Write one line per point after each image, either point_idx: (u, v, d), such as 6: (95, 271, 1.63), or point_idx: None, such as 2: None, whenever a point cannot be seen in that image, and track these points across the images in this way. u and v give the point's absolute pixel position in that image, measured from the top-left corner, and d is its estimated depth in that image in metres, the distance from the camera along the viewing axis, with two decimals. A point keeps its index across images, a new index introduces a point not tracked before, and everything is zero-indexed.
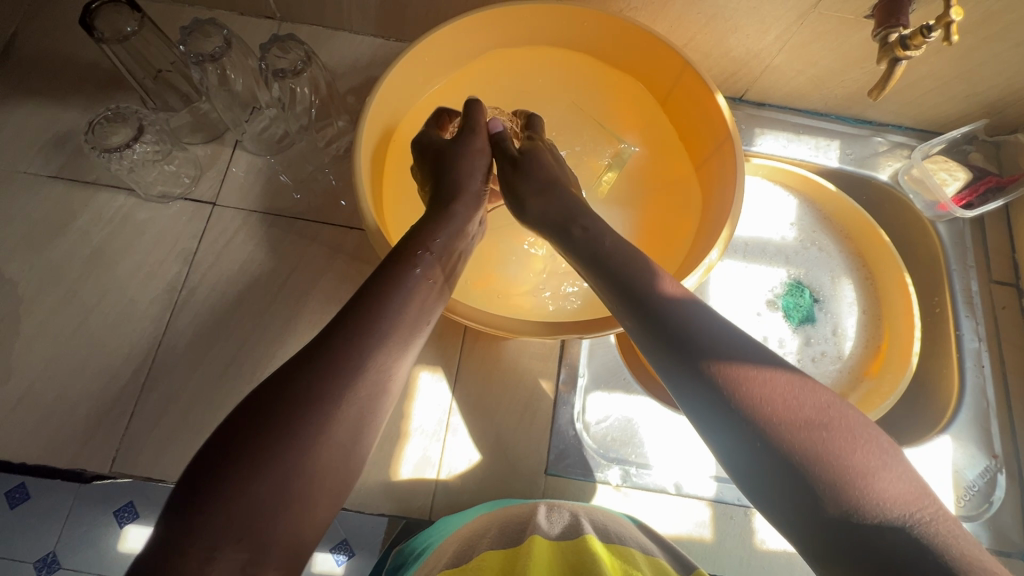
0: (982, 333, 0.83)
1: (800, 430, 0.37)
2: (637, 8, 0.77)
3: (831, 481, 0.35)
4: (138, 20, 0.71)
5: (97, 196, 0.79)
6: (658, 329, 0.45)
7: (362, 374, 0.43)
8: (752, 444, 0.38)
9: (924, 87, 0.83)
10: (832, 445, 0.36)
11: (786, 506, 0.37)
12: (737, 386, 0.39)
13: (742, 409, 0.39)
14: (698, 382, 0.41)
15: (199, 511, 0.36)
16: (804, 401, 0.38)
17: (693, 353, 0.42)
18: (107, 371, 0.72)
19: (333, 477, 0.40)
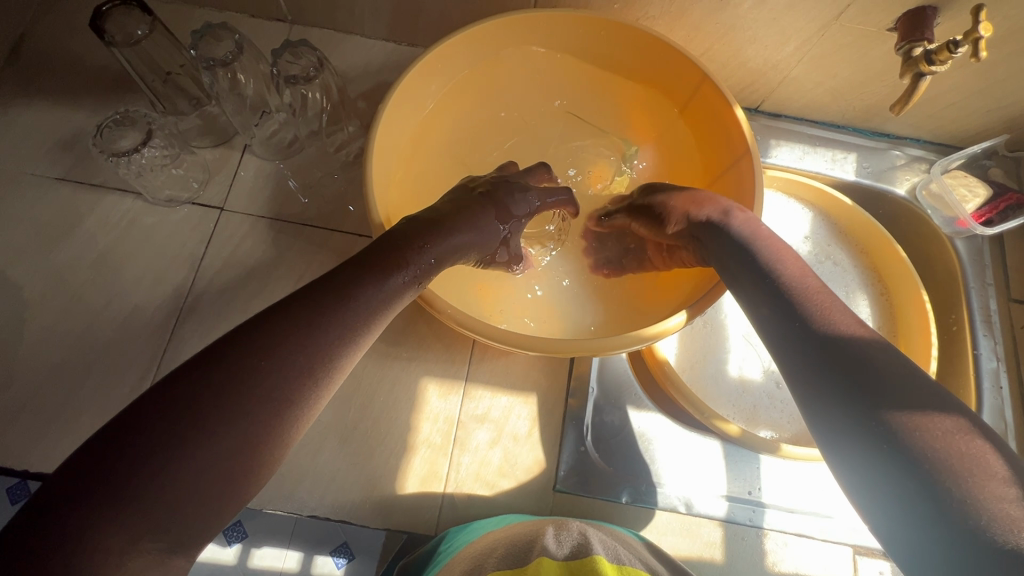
0: (1001, 352, 0.81)
1: (929, 461, 0.37)
2: (654, 17, 0.76)
3: (958, 512, 0.35)
4: (150, 23, 0.70)
5: (103, 199, 0.78)
6: (828, 364, 0.45)
7: (291, 380, 0.41)
8: (904, 485, 0.38)
9: (946, 101, 0.81)
10: (951, 479, 0.36)
11: (924, 548, 0.36)
12: (907, 422, 0.39)
13: (907, 449, 0.38)
14: (844, 405, 0.43)
15: (80, 509, 0.33)
16: (977, 450, 0.37)
17: (864, 383, 0.42)
18: (112, 379, 0.71)
19: (237, 467, 0.38)
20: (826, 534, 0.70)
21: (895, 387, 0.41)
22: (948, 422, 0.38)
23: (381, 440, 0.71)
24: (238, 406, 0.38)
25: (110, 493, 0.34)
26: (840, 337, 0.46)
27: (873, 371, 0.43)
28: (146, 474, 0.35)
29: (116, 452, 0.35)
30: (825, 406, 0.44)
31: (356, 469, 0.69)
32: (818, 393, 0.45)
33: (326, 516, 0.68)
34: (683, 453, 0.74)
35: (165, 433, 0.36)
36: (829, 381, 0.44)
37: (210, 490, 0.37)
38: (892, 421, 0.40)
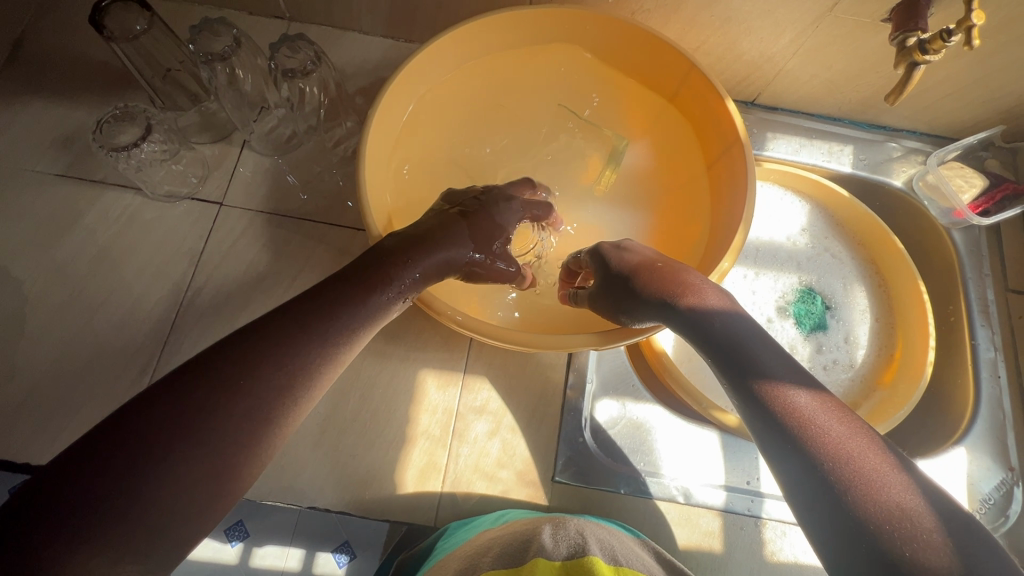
0: (999, 342, 0.81)
1: (807, 438, 0.39)
2: (650, 10, 0.76)
3: (828, 484, 0.37)
4: (148, 19, 0.70)
5: (103, 195, 0.78)
6: (718, 352, 0.47)
7: (278, 384, 0.42)
8: (785, 459, 0.40)
9: (942, 92, 0.82)
10: (824, 455, 0.38)
11: (808, 525, 0.38)
12: (771, 394, 0.43)
13: (781, 421, 0.41)
14: (740, 395, 0.45)
15: (72, 517, 0.34)
16: (838, 418, 0.40)
17: (737, 363, 0.46)
18: (112, 373, 0.72)
19: (219, 485, 0.39)
20: None
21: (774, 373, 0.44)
22: (821, 403, 0.41)
23: (380, 433, 0.71)
24: (220, 421, 0.40)
25: (104, 499, 0.35)
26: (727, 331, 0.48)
27: (745, 351, 0.46)
28: (136, 486, 0.36)
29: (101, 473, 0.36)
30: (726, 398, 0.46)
31: (356, 461, 0.70)
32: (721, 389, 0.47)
33: (325, 509, 0.68)
34: (682, 444, 0.74)
35: (150, 441, 0.37)
36: (725, 374, 0.46)
37: (195, 498, 0.38)
38: (760, 394, 0.43)
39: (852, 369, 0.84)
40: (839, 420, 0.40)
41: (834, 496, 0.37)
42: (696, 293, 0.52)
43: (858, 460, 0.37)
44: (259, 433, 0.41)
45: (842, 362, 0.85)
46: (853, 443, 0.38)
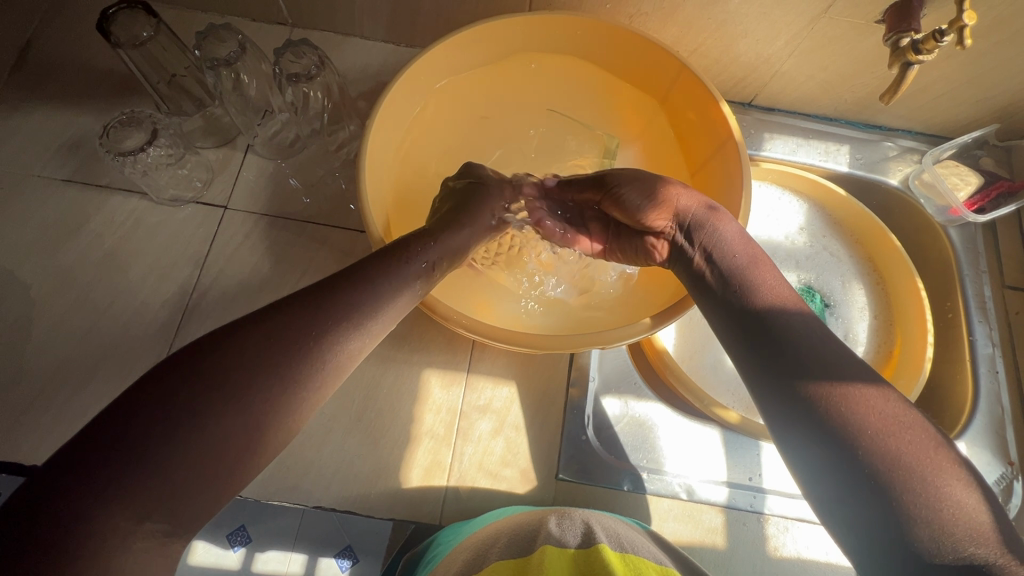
0: (996, 338, 0.82)
1: (870, 441, 0.41)
2: (647, 13, 0.77)
3: (891, 488, 0.40)
4: (154, 26, 0.72)
5: (109, 199, 0.79)
6: (772, 349, 0.48)
7: (289, 370, 0.42)
8: (845, 463, 0.42)
9: (935, 91, 0.83)
10: (886, 458, 0.40)
11: (863, 524, 0.41)
12: (843, 400, 0.43)
13: (852, 430, 0.42)
14: (797, 396, 0.45)
15: (85, 484, 0.35)
16: (906, 427, 0.42)
17: (803, 365, 0.46)
18: (119, 375, 0.72)
19: (232, 461, 0.39)
20: None
21: (832, 371, 0.45)
22: (881, 401, 0.43)
23: (385, 432, 0.71)
24: (231, 399, 0.39)
25: (115, 471, 0.35)
26: (781, 326, 0.48)
27: (811, 353, 0.46)
28: (150, 460, 0.36)
29: (113, 449, 0.36)
30: (778, 396, 0.46)
31: (360, 459, 0.70)
32: (771, 386, 0.47)
33: (331, 508, 0.68)
34: (684, 441, 0.74)
35: (164, 414, 0.38)
36: (781, 374, 0.46)
37: (207, 476, 0.38)
38: (829, 399, 0.44)
39: None
40: (909, 427, 0.42)
41: (905, 505, 0.39)
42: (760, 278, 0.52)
43: (919, 462, 0.40)
44: (271, 414, 0.41)
45: None
46: (917, 445, 0.41)
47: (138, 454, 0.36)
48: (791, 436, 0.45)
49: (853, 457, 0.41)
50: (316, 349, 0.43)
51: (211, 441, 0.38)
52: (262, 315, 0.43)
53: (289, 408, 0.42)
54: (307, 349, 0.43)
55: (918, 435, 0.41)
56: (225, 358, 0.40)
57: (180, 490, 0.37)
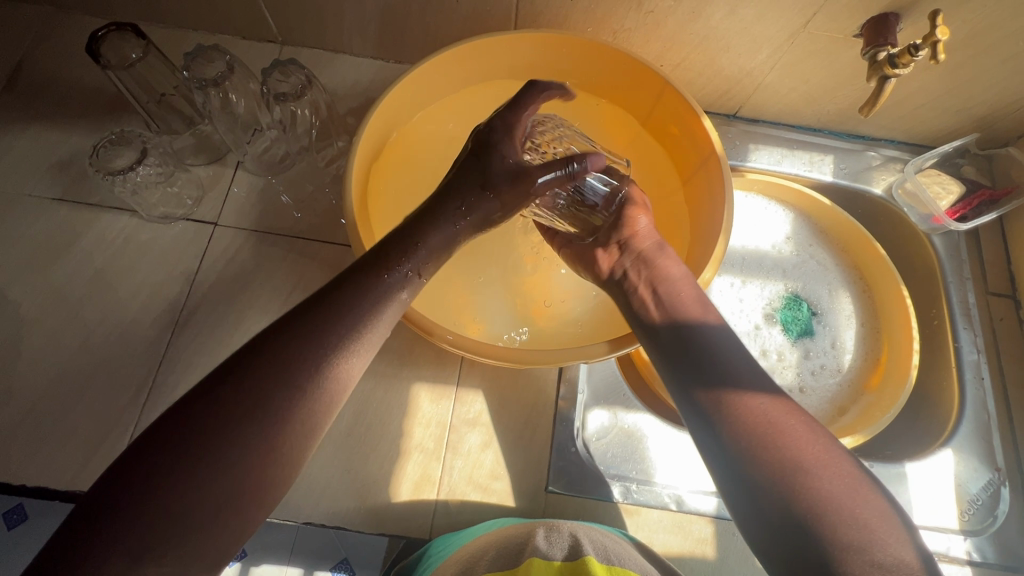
0: (981, 344, 0.83)
1: (764, 445, 0.46)
2: (631, 29, 0.78)
3: (777, 488, 0.44)
4: (143, 47, 0.73)
5: (99, 217, 0.80)
6: (688, 360, 0.53)
7: (289, 403, 0.42)
8: (741, 463, 0.46)
9: (916, 102, 0.84)
10: (776, 461, 0.45)
11: (756, 521, 0.45)
12: (737, 405, 0.48)
13: (745, 432, 0.47)
14: (706, 403, 0.50)
15: (113, 523, 0.37)
16: (796, 431, 0.46)
17: (707, 372, 0.51)
18: (108, 393, 0.72)
19: (245, 495, 0.41)
20: None
21: (737, 382, 0.50)
22: (777, 411, 0.47)
23: (374, 447, 0.72)
24: (251, 437, 0.41)
25: (139, 510, 0.37)
26: (699, 340, 0.54)
27: (718, 363, 0.52)
28: (169, 499, 0.38)
29: (126, 512, 0.37)
30: (693, 403, 0.51)
31: (350, 475, 0.70)
32: (687, 395, 0.52)
33: (321, 524, 0.68)
34: (673, 451, 0.75)
35: (183, 455, 0.39)
36: (694, 383, 0.51)
37: (220, 513, 0.40)
38: (734, 406, 0.48)
39: (840, 374, 0.86)
40: (797, 432, 0.46)
41: (787, 503, 0.43)
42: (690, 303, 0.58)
43: (803, 466, 0.44)
44: (282, 447, 0.42)
45: (829, 367, 0.87)
46: (806, 451, 0.45)
47: (159, 512, 0.38)
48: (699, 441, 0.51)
49: (747, 458, 0.46)
50: (323, 382, 0.44)
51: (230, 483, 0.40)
52: (254, 355, 0.43)
53: (308, 440, 0.44)
54: (307, 379, 0.43)
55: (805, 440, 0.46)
56: (226, 406, 0.41)
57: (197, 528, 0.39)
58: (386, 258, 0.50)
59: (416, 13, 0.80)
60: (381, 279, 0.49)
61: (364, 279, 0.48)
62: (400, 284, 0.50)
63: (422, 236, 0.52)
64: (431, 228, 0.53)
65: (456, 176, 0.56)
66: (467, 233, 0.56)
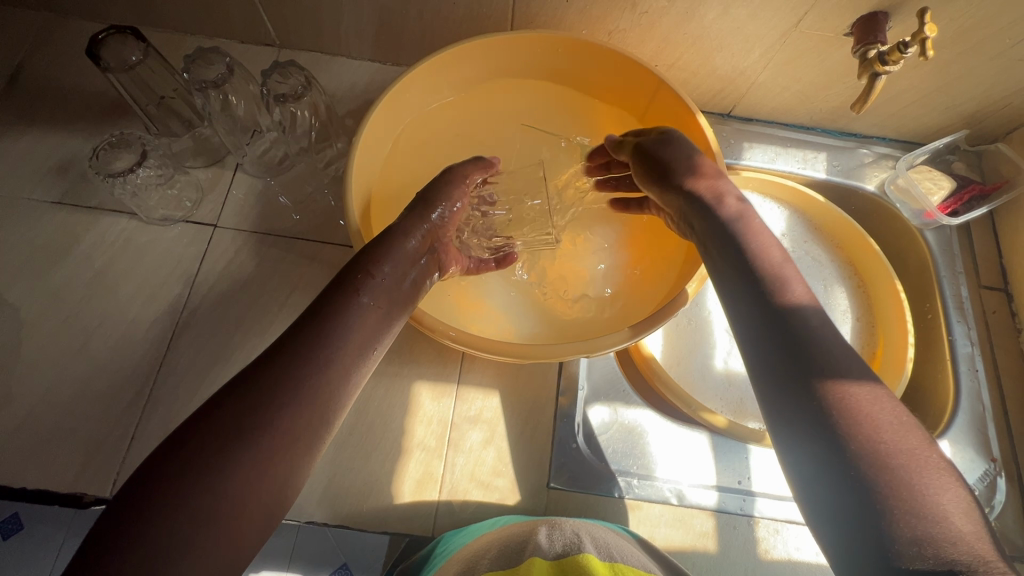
0: (975, 337, 0.84)
1: (862, 436, 0.40)
2: (626, 30, 0.80)
3: (872, 482, 0.38)
4: (143, 50, 0.73)
5: (99, 220, 0.80)
6: (781, 340, 0.47)
7: (309, 391, 0.45)
8: (830, 452, 0.41)
9: (906, 100, 0.86)
10: (877, 452, 0.39)
11: (836, 518, 0.39)
12: (842, 396, 0.42)
13: (847, 423, 0.41)
14: (795, 389, 0.44)
15: (146, 510, 0.37)
16: (907, 432, 0.40)
17: (807, 356, 0.45)
18: (108, 395, 0.72)
19: (272, 482, 0.42)
20: None
21: (836, 367, 0.44)
22: (881, 404, 0.42)
23: (376, 445, 0.72)
24: (275, 423, 0.43)
25: (173, 497, 0.38)
26: (796, 320, 0.47)
27: (821, 349, 0.45)
28: (200, 486, 0.39)
29: (131, 549, 0.36)
30: (777, 387, 0.46)
31: (353, 473, 0.70)
32: (772, 378, 0.46)
33: (324, 522, 0.68)
34: (674, 446, 0.75)
35: (214, 442, 0.41)
36: (787, 365, 0.46)
37: (250, 499, 0.40)
38: (831, 392, 0.43)
39: None
40: (902, 429, 0.40)
41: (888, 506, 0.37)
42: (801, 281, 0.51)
43: (907, 462, 0.39)
44: (303, 434, 0.44)
45: None
46: (911, 449, 0.39)
47: (169, 544, 0.36)
48: (783, 434, 0.44)
49: (837, 447, 0.40)
50: (321, 400, 0.46)
51: (239, 508, 0.40)
52: (252, 379, 0.45)
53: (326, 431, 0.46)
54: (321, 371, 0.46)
55: (915, 443, 0.40)
56: (229, 430, 0.41)
57: (224, 517, 0.39)
58: (360, 280, 0.54)
59: (414, 16, 0.81)
60: (358, 297, 0.52)
61: (344, 301, 0.51)
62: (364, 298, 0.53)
63: (380, 255, 0.57)
64: (384, 247, 0.58)
65: (404, 214, 0.64)
66: (416, 254, 0.61)
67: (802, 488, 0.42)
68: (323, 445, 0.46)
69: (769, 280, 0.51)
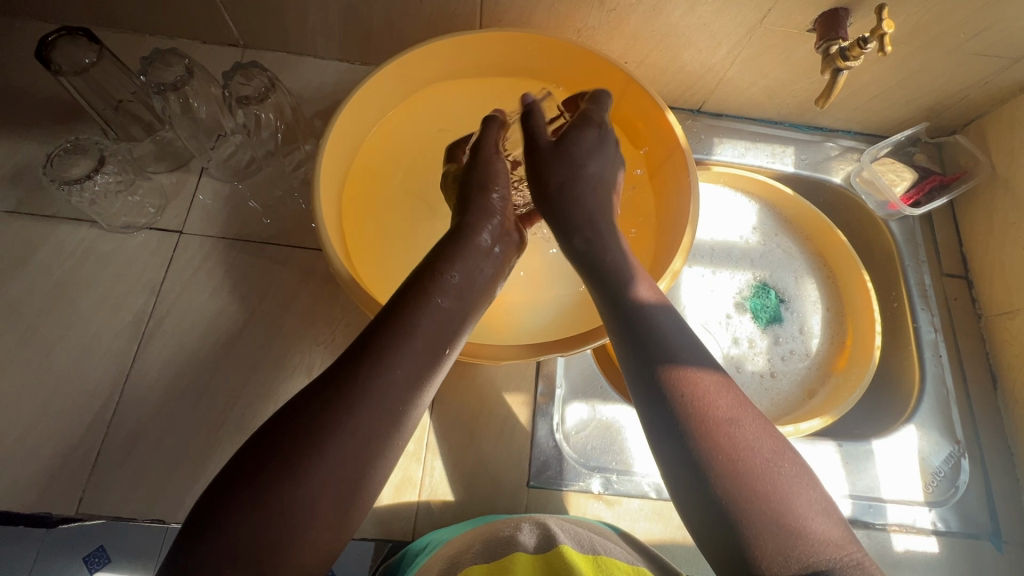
0: (938, 324, 0.86)
1: (713, 428, 0.45)
2: (595, 27, 0.80)
3: (714, 467, 0.43)
4: (97, 51, 0.71)
5: (56, 229, 0.77)
6: (636, 346, 0.52)
7: (393, 390, 0.45)
8: (676, 444, 0.46)
9: (869, 93, 0.88)
10: (722, 438, 0.44)
11: (693, 504, 0.44)
12: (693, 397, 0.47)
13: (689, 416, 0.46)
14: (653, 389, 0.49)
15: (236, 509, 0.39)
16: (760, 431, 0.45)
17: (666, 362, 0.49)
18: (71, 411, 0.70)
19: (361, 476, 0.42)
20: None
21: (684, 366, 0.49)
22: (728, 399, 0.47)
23: None
24: (361, 421, 0.43)
25: (265, 494, 0.39)
26: (652, 325, 0.52)
27: (670, 350, 0.50)
28: (289, 483, 0.40)
29: (231, 536, 0.38)
30: (644, 392, 0.50)
31: None
32: (639, 384, 0.50)
33: None
34: None
35: (302, 440, 0.41)
36: (646, 372, 0.50)
37: (339, 495, 0.41)
38: (680, 392, 0.47)
39: (808, 358, 0.89)
40: (747, 419, 0.46)
41: (723, 487, 0.43)
42: (655, 290, 0.57)
43: (742, 452, 0.44)
44: (388, 430, 0.44)
45: (798, 352, 0.89)
46: (749, 442, 0.44)
47: (259, 535, 0.38)
48: (654, 441, 0.48)
49: (682, 439, 0.45)
50: (406, 396, 0.46)
51: (322, 507, 0.40)
52: (337, 379, 0.44)
53: (405, 427, 0.46)
54: (406, 371, 0.46)
55: (755, 425, 0.46)
56: (302, 444, 0.41)
57: (316, 511, 0.40)
58: (430, 286, 0.52)
59: (380, 14, 0.79)
60: (433, 299, 0.51)
61: (421, 304, 0.50)
62: (442, 301, 0.52)
63: (451, 255, 0.56)
64: (457, 248, 0.57)
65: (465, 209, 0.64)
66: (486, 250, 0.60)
67: (674, 487, 0.46)
68: (397, 452, 0.46)
69: (630, 295, 0.56)
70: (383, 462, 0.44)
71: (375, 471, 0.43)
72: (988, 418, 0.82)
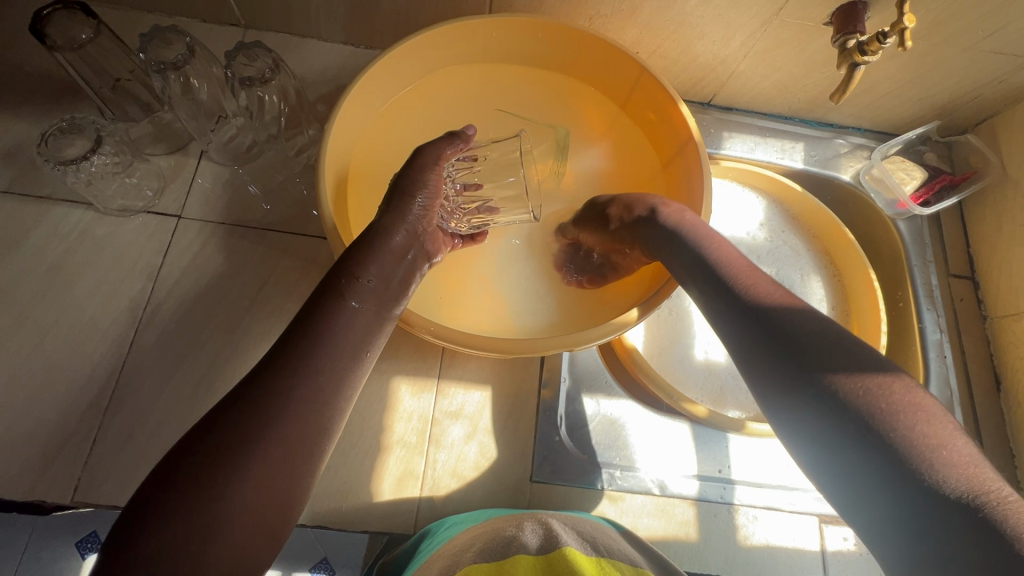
0: (944, 324, 0.86)
1: (863, 416, 0.42)
2: (607, 15, 0.78)
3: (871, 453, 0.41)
4: (94, 27, 0.69)
5: (51, 211, 0.75)
6: (767, 344, 0.50)
7: (320, 381, 0.44)
8: (825, 438, 0.44)
9: (882, 90, 0.86)
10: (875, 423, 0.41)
11: (855, 502, 0.42)
12: (833, 385, 0.45)
13: (832, 408, 0.44)
14: (790, 388, 0.47)
15: (159, 512, 0.36)
16: (921, 412, 0.41)
17: (803, 359, 0.47)
18: (66, 398, 0.68)
19: (292, 473, 0.41)
20: (793, 506, 0.73)
21: (824, 360, 0.46)
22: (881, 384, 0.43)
23: (355, 444, 0.70)
24: (288, 415, 0.42)
25: (189, 494, 0.37)
26: (783, 321, 0.50)
27: (807, 346, 0.48)
28: (216, 481, 0.38)
29: (153, 538, 0.35)
30: (785, 392, 0.48)
31: (331, 474, 0.68)
32: (777, 386, 0.48)
33: (301, 524, 0.66)
34: (656, 436, 0.76)
35: (229, 438, 0.40)
36: (785, 371, 0.48)
37: (268, 492, 0.39)
38: (819, 387, 0.45)
39: None
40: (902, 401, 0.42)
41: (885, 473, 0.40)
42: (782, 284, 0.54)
43: (901, 431, 0.40)
44: (317, 423, 0.43)
45: None
46: (910, 423, 0.40)
47: (183, 538, 0.36)
48: (800, 442, 0.46)
49: (830, 430, 0.43)
50: (332, 386, 0.45)
51: (253, 506, 0.38)
52: (260, 377, 0.43)
53: (334, 420, 0.45)
54: (331, 362, 0.46)
55: (914, 407, 0.41)
56: (225, 440, 0.40)
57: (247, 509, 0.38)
58: (347, 280, 0.51)
59: None
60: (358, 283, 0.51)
61: (339, 297, 0.50)
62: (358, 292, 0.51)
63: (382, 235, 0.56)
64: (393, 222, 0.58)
65: (383, 209, 0.60)
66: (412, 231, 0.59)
67: (830, 488, 0.44)
68: (328, 449, 0.44)
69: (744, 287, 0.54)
70: (311, 456, 0.42)
71: (304, 466, 0.42)
72: (991, 420, 0.82)
